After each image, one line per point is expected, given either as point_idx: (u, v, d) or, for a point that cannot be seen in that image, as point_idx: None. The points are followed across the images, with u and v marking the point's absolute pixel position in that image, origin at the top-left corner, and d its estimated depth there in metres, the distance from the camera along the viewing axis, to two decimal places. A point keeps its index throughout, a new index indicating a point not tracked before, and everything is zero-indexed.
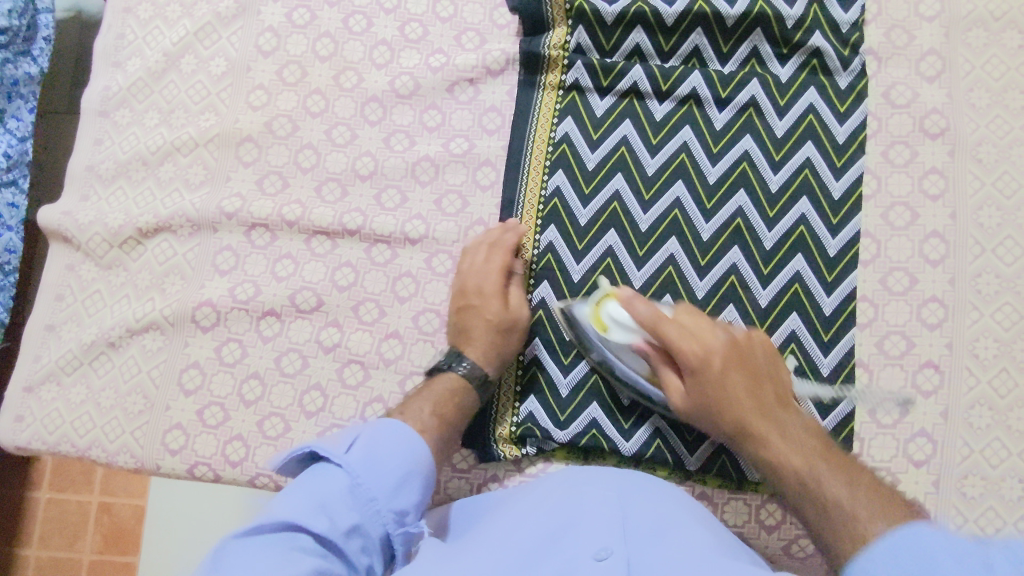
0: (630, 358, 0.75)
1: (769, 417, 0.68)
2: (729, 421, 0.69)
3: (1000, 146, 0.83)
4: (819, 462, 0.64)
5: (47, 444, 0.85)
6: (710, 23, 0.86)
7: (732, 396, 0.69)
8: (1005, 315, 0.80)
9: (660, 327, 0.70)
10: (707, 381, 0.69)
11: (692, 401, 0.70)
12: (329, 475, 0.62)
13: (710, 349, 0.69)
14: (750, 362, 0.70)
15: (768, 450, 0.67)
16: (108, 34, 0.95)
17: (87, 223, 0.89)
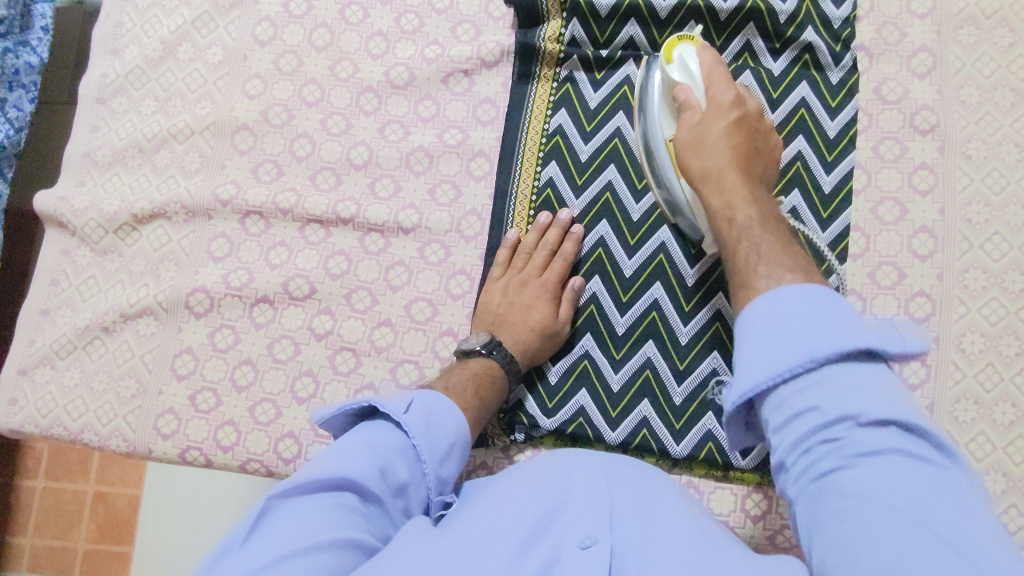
0: (665, 116, 0.76)
1: (747, 185, 0.67)
2: (706, 159, 0.69)
3: (988, 143, 0.84)
4: (754, 229, 0.64)
5: (40, 428, 0.86)
6: (704, 17, 0.87)
7: (713, 127, 0.70)
8: (991, 310, 0.81)
9: (709, 70, 0.73)
10: (708, 115, 0.70)
11: (692, 124, 0.71)
12: (386, 433, 0.65)
13: (727, 102, 0.70)
14: (754, 166, 0.69)
15: (723, 196, 0.67)
16: (106, 22, 0.95)
17: (82, 208, 0.90)
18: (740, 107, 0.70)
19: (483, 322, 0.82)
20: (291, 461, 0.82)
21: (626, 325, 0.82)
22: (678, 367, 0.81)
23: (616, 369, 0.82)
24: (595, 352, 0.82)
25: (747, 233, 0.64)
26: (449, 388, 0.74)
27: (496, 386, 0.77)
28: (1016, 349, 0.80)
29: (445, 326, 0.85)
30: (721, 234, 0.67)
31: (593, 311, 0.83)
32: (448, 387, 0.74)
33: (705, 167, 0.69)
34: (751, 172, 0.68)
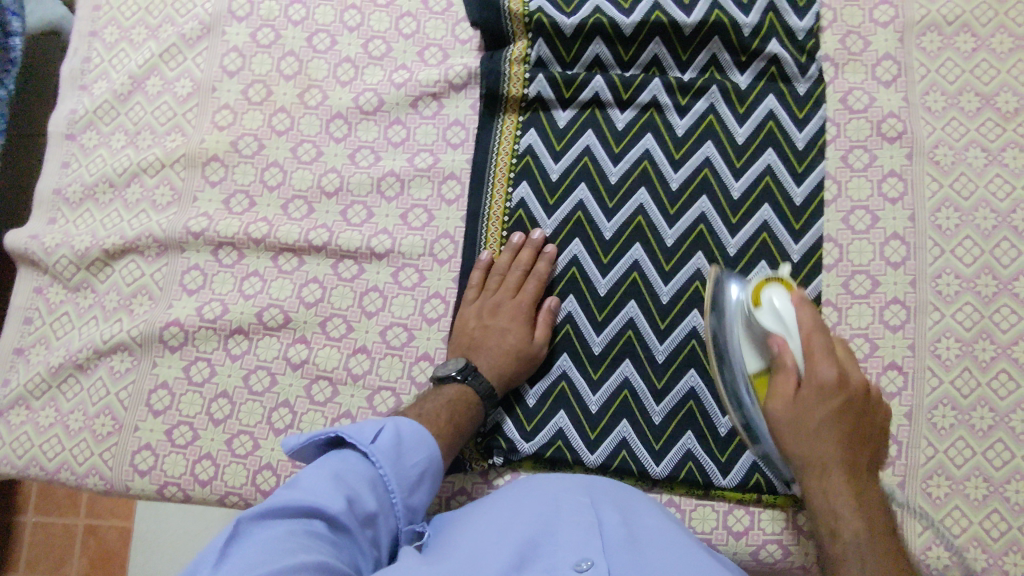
0: (747, 349, 0.69)
1: (852, 489, 0.62)
2: (812, 449, 0.63)
3: (956, 148, 0.84)
4: (867, 541, 0.60)
5: (16, 468, 0.85)
6: (668, 32, 0.87)
7: (815, 414, 0.62)
8: (966, 315, 0.81)
9: (809, 336, 0.63)
10: (806, 398, 0.63)
11: (787, 401, 0.64)
12: (353, 462, 0.64)
13: (831, 384, 0.62)
14: (862, 452, 0.64)
15: (827, 500, 0.63)
16: (74, 58, 0.95)
17: (53, 245, 0.89)
18: (846, 385, 0.63)
19: (457, 346, 0.82)
20: (269, 494, 0.81)
21: (602, 345, 0.82)
22: (655, 385, 0.81)
23: (594, 390, 0.81)
24: (572, 373, 0.82)
25: (856, 551, 0.60)
26: (423, 414, 0.74)
27: (471, 413, 0.77)
28: (992, 353, 0.80)
29: (421, 351, 0.85)
30: (817, 518, 0.63)
31: (570, 332, 0.83)
32: (422, 413, 0.74)
33: (805, 453, 0.63)
34: (858, 475, 0.63)
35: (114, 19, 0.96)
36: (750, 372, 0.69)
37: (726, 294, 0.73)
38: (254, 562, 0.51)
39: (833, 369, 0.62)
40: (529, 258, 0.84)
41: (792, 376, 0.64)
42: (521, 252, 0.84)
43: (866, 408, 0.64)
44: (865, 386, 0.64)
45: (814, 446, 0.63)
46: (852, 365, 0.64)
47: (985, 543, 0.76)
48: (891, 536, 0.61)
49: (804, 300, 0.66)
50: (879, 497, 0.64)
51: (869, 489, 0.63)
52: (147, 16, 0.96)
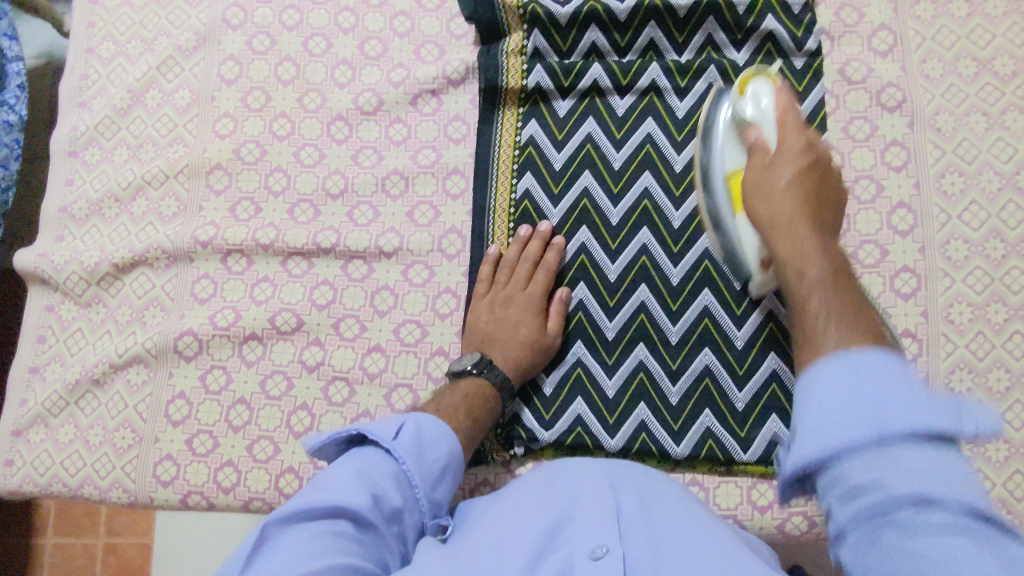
0: (733, 150, 0.75)
1: (815, 232, 0.59)
2: (772, 205, 0.62)
3: (956, 114, 0.85)
4: (826, 288, 0.53)
5: (39, 487, 0.85)
6: (663, 16, 0.87)
7: (780, 188, 0.63)
8: (977, 279, 0.81)
9: (782, 113, 0.68)
10: (776, 161, 0.65)
11: (760, 167, 0.66)
12: (376, 459, 0.64)
13: (799, 148, 0.64)
14: (826, 218, 0.61)
15: (792, 246, 0.58)
16: (71, 76, 0.95)
17: (63, 262, 0.90)
18: (813, 151, 0.65)
19: (472, 340, 0.82)
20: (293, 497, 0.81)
21: (616, 330, 0.82)
22: (671, 366, 0.81)
23: (610, 374, 0.81)
24: (587, 359, 0.82)
25: (829, 320, 0.50)
26: (440, 410, 0.74)
27: (489, 405, 0.77)
28: (1004, 315, 0.80)
29: (435, 346, 0.85)
30: (788, 288, 0.57)
31: (582, 319, 0.83)
32: (440, 408, 0.74)
33: (771, 216, 0.62)
34: (824, 233, 0.59)
35: (109, 35, 0.96)
36: (731, 170, 0.75)
37: (716, 122, 0.78)
38: (285, 564, 0.51)
39: (802, 137, 0.65)
40: (533, 249, 0.84)
41: (766, 149, 0.68)
42: (528, 243, 0.85)
43: (837, 205, 0.64)
44: (846, 195, 0.65)
45: (761, 211, 0.64)
46: (794, 129, 0.66)
47: (1010, 504, 0.76)
48: (859, 298, 0.52)
49: (784, 91, 0.71)
50: (850, 262, 0.58)
51: (849, 279, 0.55)
52: (142, 30, 0.96)
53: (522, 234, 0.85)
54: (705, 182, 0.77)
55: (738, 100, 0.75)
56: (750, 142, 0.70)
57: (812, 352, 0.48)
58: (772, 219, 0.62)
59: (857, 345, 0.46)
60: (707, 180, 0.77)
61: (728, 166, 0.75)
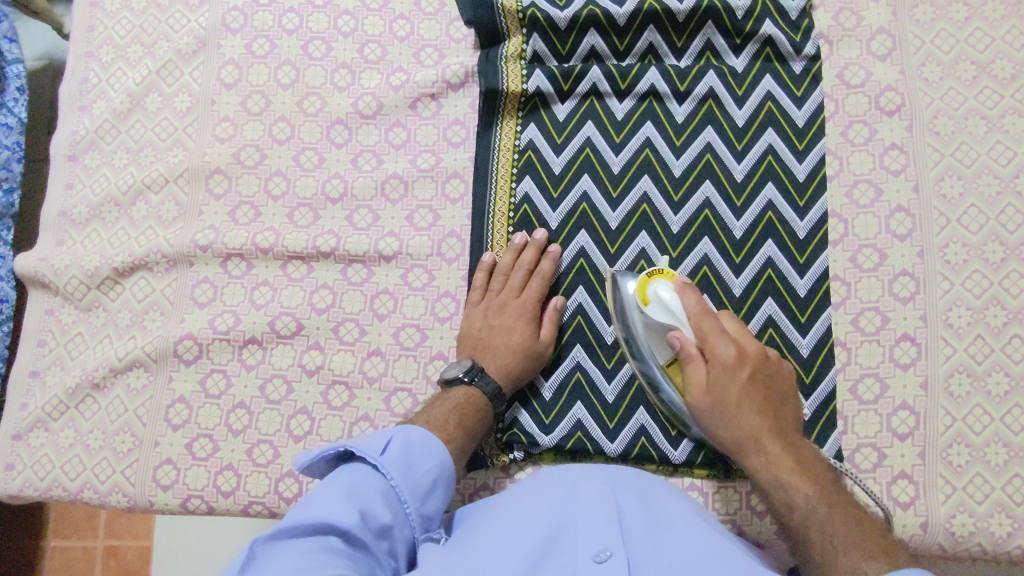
0: (656, 345, 0.75)
1: (785, 449, 0.68)
2: (736, 431, 0.69)
3: (955, 117, 0.85)
4: (821, 507, 0.65)
5: (38, 491, 0.85)
6: (662, 20, 0.87)
7: (741, 423, 0.69)
8: (975, 282, 0.81)
9: (698, 324, 0.71)
10: (726, 402, 0.69)
11: (703, 391, 0.70)
12: (364, 475, 0.64)
13: (733, 359, 0.69)
14: (783, 416, 0.70)
15: (771, 471, 0.68)
16: (71, 79, 0.96)
17: (63, 267, 0.90)
18: (746, 357, 0.70)
19: (464, 348, 0.82)
20: (293, 501, 0.81)
21: (615, 334, 0.82)
22: None
23: (609, 378, 0.82)
24: (586, 364, 0.82)
25: (830, 536, 0.63)
26: (431, 421, 0.74)
27: (480, 414, 0.77)
28: (1003, 319, 0.80)
29: (435, 351, 0.85)
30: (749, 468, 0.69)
31: (581, 323, 0.83)
32: (431, 420, 0.74)
33: (740, 436, 0.69)
34: (782, 418, 0.70)
35: (109, 39, 0.96)
36: (664, 363, 0.75)
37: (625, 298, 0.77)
38: None
39: (730, 347, 0.69)
40: (526, 255, 0.84)
41: (699, 364, 0.71)
42: (519, 249, 0.84)
43: (768, 369, 0.71)
44: (762, 353, 0.71)
45: (737, 431, 0.69)
46: (717, 335, 0.70)
47: (1010, 508, 0.76)
48: (844, 499, 0.66)
49: (687, 286, 0.73)
50: (796, 428, 0.71)
51: (807, 461, 0.68)
52: (142, 34, 0.96)
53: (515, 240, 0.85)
54: (625, 332, 0.78)
55: (641, 307, 0.75)
56: (676, 343, 0.71)
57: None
58: (739, 443, 0.69)
59: (868, 568, 0.58)
60: (626, 329, 0.77)
61: (648, 339, 0.75)
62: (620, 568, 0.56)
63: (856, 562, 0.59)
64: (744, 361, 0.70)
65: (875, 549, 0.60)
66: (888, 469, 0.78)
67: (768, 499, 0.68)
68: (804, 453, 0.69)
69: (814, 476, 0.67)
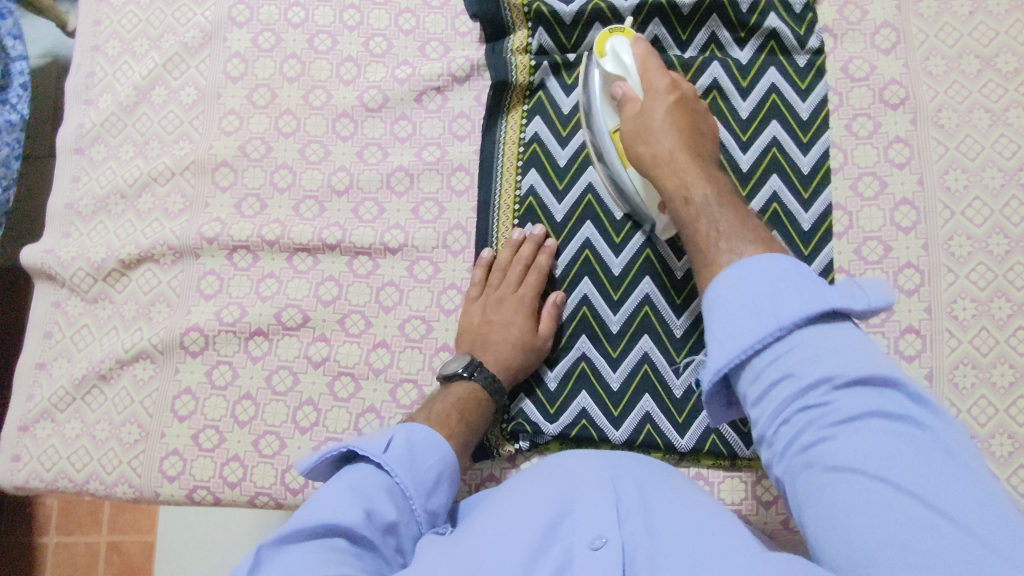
0: (609, 111, 0.78)
1: (696, 162, 0.68)
2: (654, 143, 0.70)
3: (959, 110, 0.85)
4: (711, 210, 0.64)
5: (45, 482, 0.85)
6: (667, 13, 0.88)
7: (664, 139, 0.70)
8: (980, 274, 0.81)
9: (643, 69, 0.74)
10: (652, 155, 0.70)
11: (634, 115, 0.73)
12: (368, 474, 0.63)
13: (665, 86, 0.73)
14: (734, 203, 0.65)
15: (678, 177, 0.67)
16: (78, 73, 0.96)
17: (69, 259, 0.90)
18: (679, 88, 0.73)
19: (463, 343, 0.82)
20: (299, 492, 0.82)
21: (619, 324, 0.83)
22: (675, 359, 0.81)
23: (614, 368, 0.82)
24: (591, 353, 0.83)
25: (726, 238, 0.61)
26: (431, 417, 0.73)
27: (480, 409, 0.77)
28: (1008, 311, 0.80)
29: (440, 342, 0.85)
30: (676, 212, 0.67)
31: (586, 312, 0.84)
32: (432, 416, 0.74)
33: (657, 159, 0.69)
34: (699, 148, 0.70)
35: (115, 32, 0.96)
36: (613, 129, 0.78)
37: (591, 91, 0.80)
38: None
39: (671, 142, 0.69)
40: (529, 250, 0.84)
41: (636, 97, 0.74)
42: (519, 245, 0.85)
43: (701, 121, 0.73)
44: (697, 118, 0.72)
45: (652, 146, 0.70)
46: (668, 92, 0.73)
47: None
48: (771, 239, 0.60)
49: (640, 44, 0.76)
50: (726, 178, 0.69)
51: (719, 185, 0.67)
52: (148, 27, 0.96)
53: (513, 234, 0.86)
54: (601, 154, 0.80)
55: (597, 60, 0.78)
56: (620, 91, 0.75)
57: (739, 313, 0.56)
58: (654, 151, 0.70)
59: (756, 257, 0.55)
60: (589, 112, 0.81)
61: (606, 107, 0.78)
62: (614, 555, 0.56)
63: (781, 286, 0.55)
64: (677, 104, 0.72)
65: (768, 249, 0.58)
66: None
67: (682, 223, 0.66)
68: (728, 188, 0.66)
69: (752, 225, 0.62)
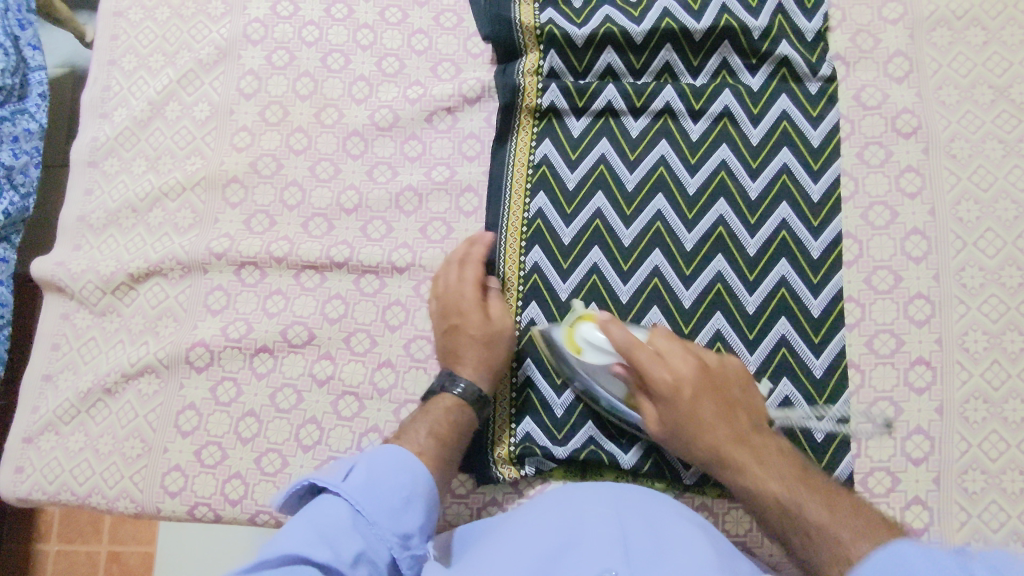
0: (604, 376, 0.77)
1: (747, 451, 0.70)
2: (685, 407, 0.72)
3: (972, 141, 0.84)
4: (801, 492, 0.67)
5: (48, 494, 0.85)
6: (679, 39, 0.88)
7: (699, 416, 0.72)
8: (992, 307, 0.80)
9: (633, 351, 0.73)
10: (670, 398, 0.72)
11: (663, 408, 0.73)
12: (329, 504, 0.64)
13: (694, 376, 0.73)
14: (740, 416, 0.73)
15: (756, 472, 0.69)
16: (93, 87, 0.97)
17: (79, 271, 0.91)
18: (708, 367, 0.74)
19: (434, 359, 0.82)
20: None
21: None
22: None
23: None
24: None
25: (817, 523, 0.64)
26: (402, 437, 0.74)
27: (459, 420, 0.76)
28: (1020, 345, 0.79)
29: None
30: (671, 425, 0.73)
31: None
32: (402, 436, 0.74)
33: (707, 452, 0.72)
34: (735, 415, 0.72)
35: (131, 48, 0.97)
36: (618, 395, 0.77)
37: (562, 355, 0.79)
38: None
39: (711, 407, 0.72)
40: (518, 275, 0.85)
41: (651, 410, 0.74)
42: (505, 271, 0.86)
43: (722, 376, 0.74)
44: (700, 365, 0.73)
45: (680, 405, 0.72)
46: (680, 355, 0.74)
47: None
48: (816, 481, 0.68)
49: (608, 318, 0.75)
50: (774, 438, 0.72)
51: (806, 481, 0.68)
52: (164, 43, 0.97)
53: (506, 257, 0.86)
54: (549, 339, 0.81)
55: (574, 355, 0.78)
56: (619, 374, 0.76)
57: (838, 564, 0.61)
58: (678, 422, 0.72)
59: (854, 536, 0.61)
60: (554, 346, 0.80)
61: (600, 372, 0.77)
62: None
63: (845, 541, 0.61)
64: (691, 365, 0.73)
65: (873, 528, 0.61)
66: (901, 494, 0.77)
67: (726, 478, 0.71)
68: (781, 455, 0.70)
69: (804, 477, 0.68)
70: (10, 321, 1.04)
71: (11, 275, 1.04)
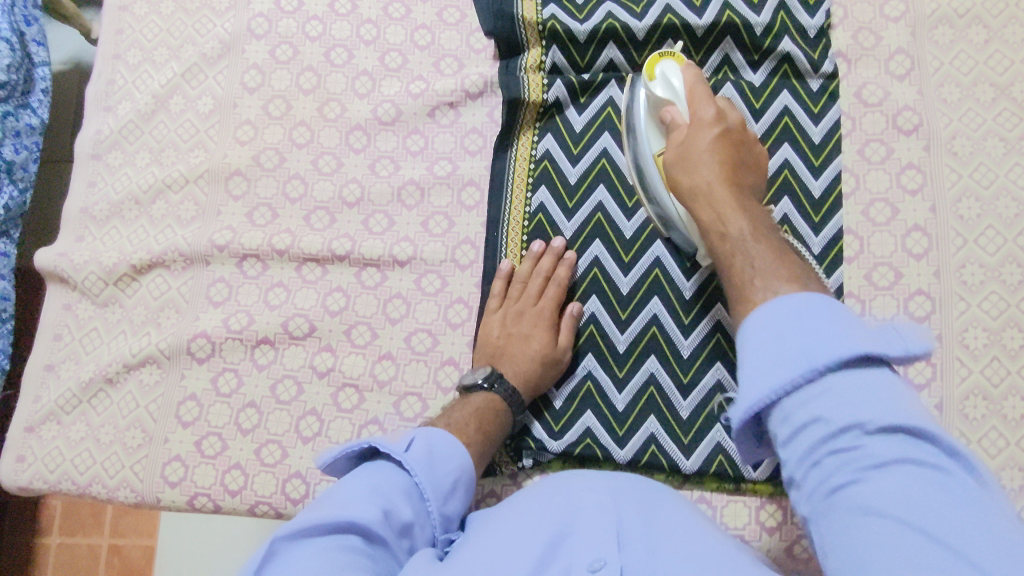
0: (654, 132, 0.77)
1: (735, 197, 0.67)
2: (695, 175, 0.69)
3: (973, 138, 0.85)
4: (748, 244, 0.62)
5: (48, 483, 0.86)
6: (681, 34, 0.88)
7: (700, 144, 0.70)
8: (992, 304, 0.80)
9: (690, 89, 0.74)
10: (692, 135, 0.72)
11: (678, 144, 0.72)
12: (388, 473, 0.63)
13: (710, 117, 0.71)
14: (744, 178, 0.69)
15: (715, 212, 0.67)
16: (98, 80, 0.98)
17: (82, 262, 0.91)
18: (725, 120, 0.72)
19: (483, 356, 0.82)
20: (299, 502, 0.82)
21: (627, 343, 0.82)
22: (681, 380, 0.80)
23: (621, 388, 0.81)
24: (598, 373, 0.82)
25: (763, 264, 0.59)
26: (451, 424, 0.73)
27: (498, 420, 0.77)
28: (1020, 342, 0.79)
29: (446, 355, 0.85)
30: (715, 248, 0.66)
31: (594, 331, 0.83)
32: (450, 422, 0.73)
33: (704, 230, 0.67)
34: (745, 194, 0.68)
35: (136, 42, 0.98)
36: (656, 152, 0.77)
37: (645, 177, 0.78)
38: None
39: (715, 165, 0.69)
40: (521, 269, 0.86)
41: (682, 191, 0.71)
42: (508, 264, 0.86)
43: (745, 147, 0.72)
44: (747, 219, 0.65)
45: (693, 175, 0.69)
46: (732, 108, 0.73)
47: None
48: (788, 253, 0.60)
49: (691, 68, 0.76)
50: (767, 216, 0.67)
51: (769, 241, 0.62)
52: (168, 37, 0.98)
53: (507, 249, 0.87)
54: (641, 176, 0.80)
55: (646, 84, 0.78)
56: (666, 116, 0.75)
57: (750, 307, 0.55)
58: (681, 159, 0.71)
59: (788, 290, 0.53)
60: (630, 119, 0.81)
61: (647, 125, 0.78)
62: None
63: (774, 280, 0.56)
64: (733, 118, 0.72)
65: (799, 273, 0.56)
66: None
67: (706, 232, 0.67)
68: (764, 222, 0.65)
69: (768, 235, 0.63)
70: (10, 313, 1.05)
71: (11, 268, 1.05)
